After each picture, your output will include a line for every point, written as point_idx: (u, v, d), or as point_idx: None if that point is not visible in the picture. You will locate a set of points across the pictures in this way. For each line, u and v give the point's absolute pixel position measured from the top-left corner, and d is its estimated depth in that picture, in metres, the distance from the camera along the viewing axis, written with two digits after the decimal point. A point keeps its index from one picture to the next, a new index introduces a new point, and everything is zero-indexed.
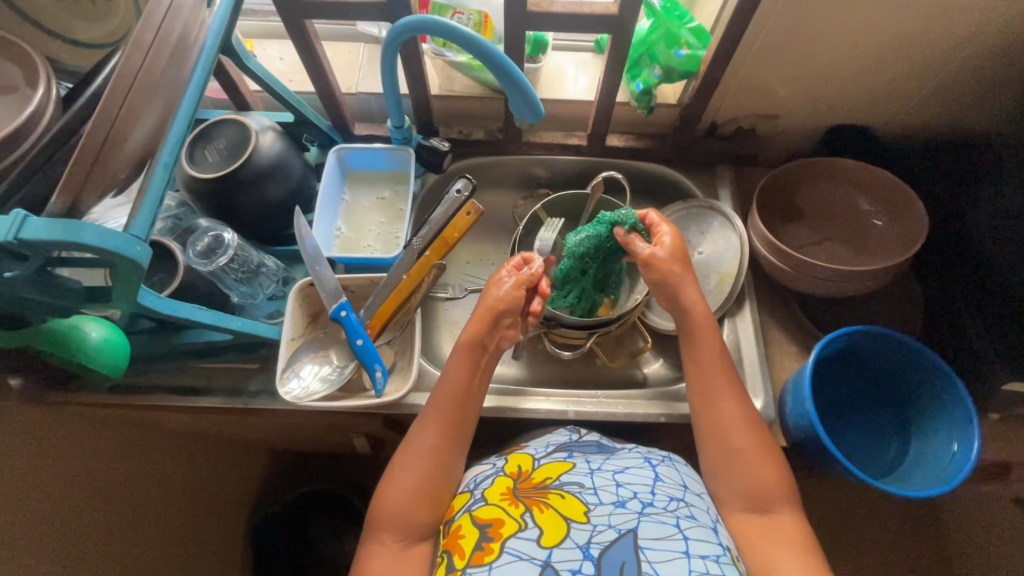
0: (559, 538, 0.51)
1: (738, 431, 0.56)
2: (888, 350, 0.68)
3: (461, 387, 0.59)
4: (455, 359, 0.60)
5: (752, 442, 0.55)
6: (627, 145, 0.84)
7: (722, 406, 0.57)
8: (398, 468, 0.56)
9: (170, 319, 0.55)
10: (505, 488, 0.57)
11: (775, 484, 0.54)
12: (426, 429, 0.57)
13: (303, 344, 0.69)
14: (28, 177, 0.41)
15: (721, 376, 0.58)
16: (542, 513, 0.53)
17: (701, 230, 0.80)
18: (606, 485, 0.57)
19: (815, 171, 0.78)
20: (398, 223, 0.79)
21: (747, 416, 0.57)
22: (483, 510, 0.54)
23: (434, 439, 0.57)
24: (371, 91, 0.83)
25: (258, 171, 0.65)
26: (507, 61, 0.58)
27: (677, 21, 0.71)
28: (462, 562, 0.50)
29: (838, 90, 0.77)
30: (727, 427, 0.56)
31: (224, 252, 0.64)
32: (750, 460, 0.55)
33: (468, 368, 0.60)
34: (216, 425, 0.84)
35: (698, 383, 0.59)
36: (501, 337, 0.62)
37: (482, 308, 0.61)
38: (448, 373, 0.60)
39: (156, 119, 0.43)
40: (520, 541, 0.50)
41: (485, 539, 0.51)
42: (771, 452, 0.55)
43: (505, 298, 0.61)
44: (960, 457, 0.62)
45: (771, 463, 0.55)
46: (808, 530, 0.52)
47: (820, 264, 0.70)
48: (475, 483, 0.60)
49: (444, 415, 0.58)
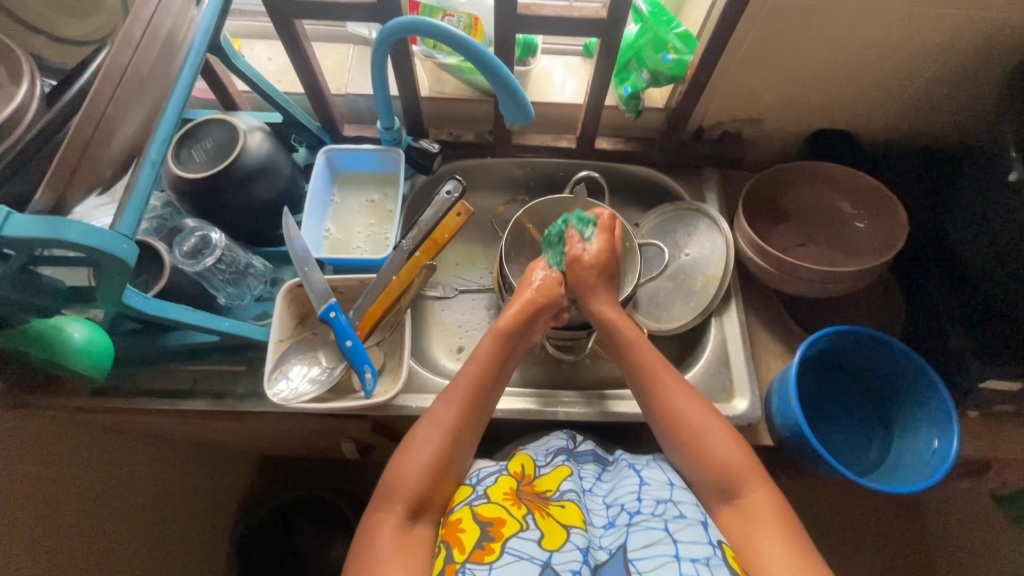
0: (559, 543, 0.52)
1: (682, 416, 0.58)
2: (866, 348, 0.70)
3: (488, 372, 0.60)
4: (485, 340, 0.62)
5: (711, 430, 0.57)
6: (616, 148, 0.85)
7: (667, 396, 0.59)
8: (416, 442, 0.56)
9: (155, 319, 0.54)
10: (509, 488, 0.58)
11: (739, 465, 0.55)
12: (448, 408, 0.58)
13: (292, 345, 0.68)
14: (13, 172, 0.41)
15: (662, 370, 0.61)
16: (543, 517, 0.55)
17: (688, 232, 0.81)
18: (597, 507, 0.59)
19: (799, 174, 0.80)
20: (387, 224, 0.79)
21: (693, 401, 0.59)
22: (484, 508, 0.55)
23: (456, 421, 0.57)
24: (360, 92, 0.83)
25: (245, 172, 0.65)
26: (498, 63, 0.58)
27: (665, 25, 0.72)
28: (462, 555, 0.52)
29: (820, 96, 0.79)
30: (670, 419, 0.58)
31: (211, 252, 0.63)
32: (704, 444, 0.56)
33: (481, 367, 0.60)
34: (203, 429, 0.82)
35: (637, 379, 0.61)
36: (535, 327, 0.66)
37: (520, 303, 0.64)
38: (476, 352, 0.61)
39: (142, 116, 0.42)
40: (521, 541, 0.52)
41: (486, 538, 0.53)
42: (729, 433, 0.57)
43: (546, 292, 0.65)
44: (941, 452, 0.64)
45: (731, 444, 0.56)
46: (781, 502, 0.53)
47: (804, 266, 0.71)
48: (477, 478, 0.60)
49: (469, 399, 0.58)
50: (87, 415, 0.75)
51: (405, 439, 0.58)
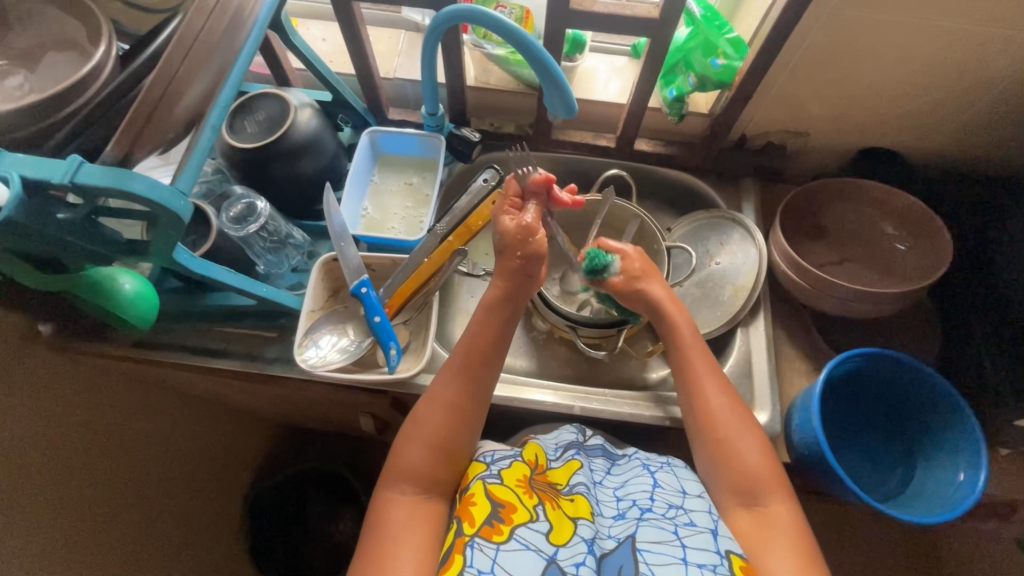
0: (566, 537, 0.53)
1: (720, 416, 0.59)
2: (892, 371, 0.68)
3: (484, 345, 0.60)
4: (475, 314, 0.62)
5: (745, 437, 0.58)
6: (656, 151, 0.85)
7: (707, 395, 0.60)
8: (419, 420, 0.59)
9: (199, 278, 0.57)
10: (522, 475, 0.59)
11: (767, 476, 0.56)
12: (447, 386, 0.60)
13: (322, 315, 0.70)
14: (86, 126, 0.43)
15: (707, 369, 0.62)
16: (553, 509, 0.56)
17: (720, 241, 0.81)
18: (607, 499, 0.60)
19: (841, 191, 0.78)
20: (423, 207, 0.80)
21: (733, 403, 0.60)
22: (498, 488, 0.56)
23: (453, 397, 0.59)
24: (407, 77, 0.85)
25: (292, 146, 0.68)
26: (546, 56, 0.59)
27: (716, 30, 0.71)
28: (471, 529, 0.52)
29: (871, 112, 0.77)
30: (710, 415, 0.59)
31: (256, 220, 0.66)
32: (735, 450, 0.57)
33: (480, 348, 0.60)
34: (230, 391, 0.86)
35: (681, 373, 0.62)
36: (527, 289, 0.63)
37: (501, 279, 0.62)
38: (467, 331, 0.62)
39: (208, 82, 0.44)
40: (529, 531, 0.52)
41: (496, 517, 0.53)
42: (762, 443, 0.58)
43: (529, 251, 0.61)
44: (965, 486, 0.62)
45: (761, 454, 0.57)
46: (801, 519, 0.55)
47: (839, 283, 0.70)
48: (490, 457, 0.60)
49: (464, 373, 0.60)
50: (125, 366, 0.79)
51: (408, 420, 0.60)
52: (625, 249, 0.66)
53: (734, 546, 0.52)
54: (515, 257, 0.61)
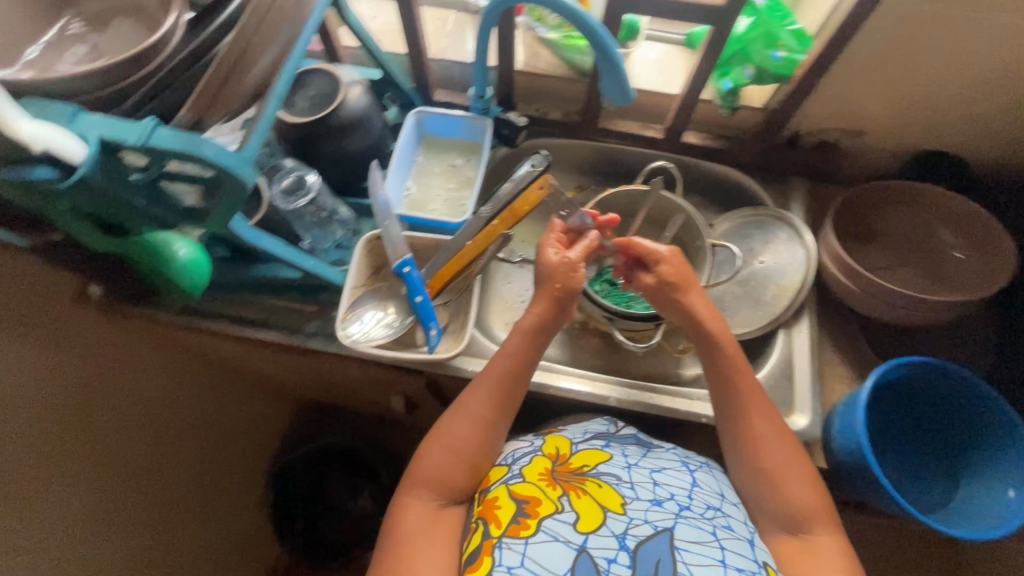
0: (596, 524, 0.53)
1: (766, 443, 0.57)
2: (942, 383, 0.66)
3: (515, 364, 0.61)
4: (512, 337, 0.62)
5: (789, 464, 0.57)
6: (703, 144, 0.83)
7: (753, 420, 0.58)
8: (446, 432, 0.59)
9: (252, 248, 0.58)
10: (544, 468, 0.59)
11: (813, 503, 0.55)
12: (479, 399, 0.60)
13: (365, 292, 0.70)
14: (159, 91, 0.44)
15: (755, 393, 0.59)
16: (579, 498, 0.56)
17: (765, 239, 0.79)
18: (642, 482, 0.58)
19: (898, 194, 0.76)
20: (466, 190, 0.80)
21: (778, 428, 0.58)
22: (521, 486, 0.57)
23: (485, 411, 0.59)
24: (455, 59, 0.85)
25: (343, 122, 0.68)
26: (606, 38, 0.57)
27: (778, 21, 0.69)
28: (498, 529, 0.53)
29: (935, 113, 0.74)
30: (756, 442, 0.58)
31: (306, 194, 0.67)
32: (781, 481, 0.56)
33: (512, 368, 0.61)
34: (266, 363, 0.87)
35: (728, 398, 0.60)
36: (564, 318, 0.64)
37: (545, 301, 0.63)
38: (504, 350, 0.62)
39: (274, 53, 0.45)
40: (556, 522, 0.53)
41: (522, 514, 0.54)
42: (808, 472, 0.57)
43: (570, 281, 0.62)
44: (1017, 504, 0.60)
45: (808, 484, 0.56)
46: (846, 545, 0.54)
47: (890, 288, 0.68)
48: (512, 458, 0.62)
49: (499, 389, 0.60)
50: (167, 331, 0.81)
51: (435, 428, 0.60)
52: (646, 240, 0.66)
53: (769, 558, 0.53)
54: (554, 287, 0.63)
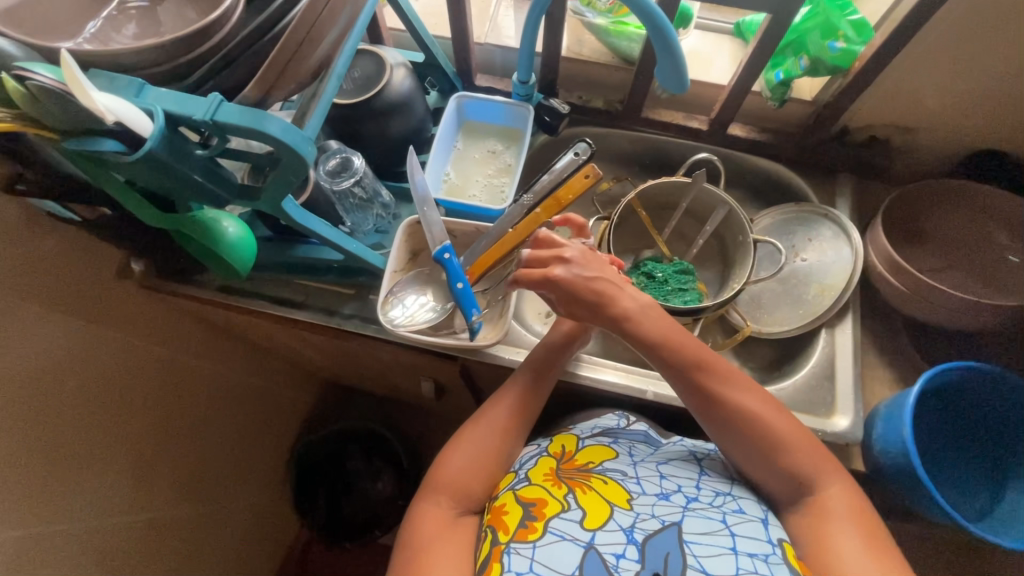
0: (603, 518, 0.52)
1: (751, 420, 0.53)
2: (993, 393, 0.64)
3: (533, 377, 0.64)
4: (535, 351, 0.66)
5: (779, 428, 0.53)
6: (749, 136, 0.81)
7: (734, 404, 0.53)
8: (467, 440, 0.60)
9: (298, 228, 0.58)
10: (549, 469, 0.59)
11: (814, 457, 0.52)
12: (500, 408, 0.61)
13: (405, 278, 0.71)
14: (222, 67, 0.44)
15: (719, 375, 0.54)
16: (585, 494, 0.55)
17: (808, 236, 0.77)
18: (648, 476, 0.58)
19: (952, 194, 0.73)
20: (505, 177, 0.79)
21: (762, 399, 0.54)
22: (528, 490, 0.56)
23: (505, 420, 0.61)
24: (498, 43, 0.84)
25: (388, 104, 0.68)
26: (666, 23, 0.56)
27: (839, 11, 0.68)
28: (506, 535, 0.52)
29: (995, 110, 0.71)
30: (738, 423, 0.53)
31: (350, 176, 0.66)
32: (778, 454, 0.52)
33: (533, 383, 0.63)
34: (298, 343, 0.88)
35: (693, 390, 0.54)
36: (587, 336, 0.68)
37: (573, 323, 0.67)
38: (525, 368, 0.64)
39: (339, 29, 0.43)
40: (563, 521, 0.52)
41: (529, 517, 0.53)
42: (800, 429, 0.54)
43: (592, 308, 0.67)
44: None
45: (803, 438, 0.53)
46: (861, 498, 0.52)
47: (942, 290, 0.66)
48: (519, 464, 0.62)
49: (518, 400, 0.62)
50: (204, 309, 0.82)
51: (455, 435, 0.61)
52: (567, 246, 0.56)
53: (784, 535, 0.51)
54: None
